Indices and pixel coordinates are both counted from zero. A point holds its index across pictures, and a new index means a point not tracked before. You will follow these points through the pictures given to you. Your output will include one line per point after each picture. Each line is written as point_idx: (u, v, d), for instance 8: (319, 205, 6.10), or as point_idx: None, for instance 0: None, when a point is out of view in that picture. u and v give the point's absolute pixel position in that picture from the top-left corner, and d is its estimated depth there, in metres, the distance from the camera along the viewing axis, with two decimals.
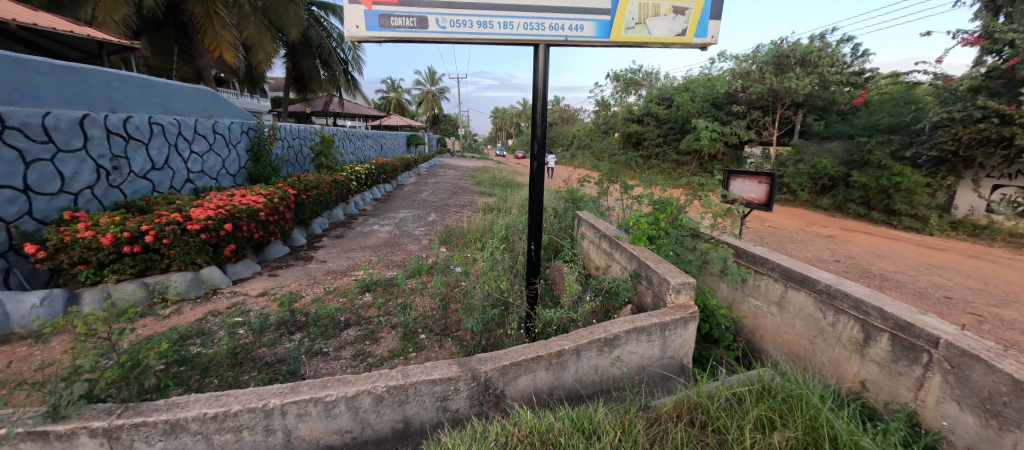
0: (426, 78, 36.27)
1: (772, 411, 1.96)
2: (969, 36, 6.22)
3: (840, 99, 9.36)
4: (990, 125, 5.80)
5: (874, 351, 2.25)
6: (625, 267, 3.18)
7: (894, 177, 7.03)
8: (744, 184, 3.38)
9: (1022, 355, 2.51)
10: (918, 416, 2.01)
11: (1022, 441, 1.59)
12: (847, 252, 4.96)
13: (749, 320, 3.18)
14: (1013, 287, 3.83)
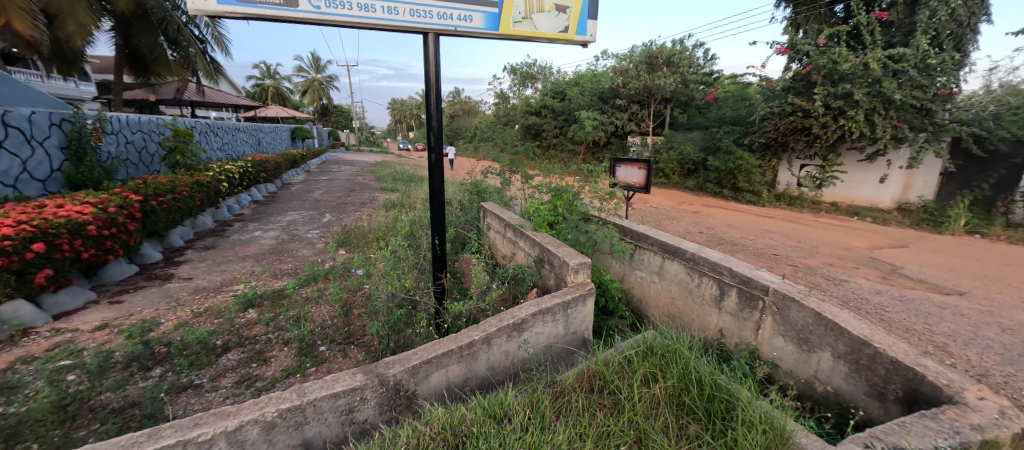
0: (312, 64, 32.64)
1: (655, 366, 2.24)
2: (781, 46, 7.76)
3: (697, 95, 11.03)
4: (797, 118, 7.43)
5: (726, 303, 2.73)
6: (528, 253, 3.31)
7: (737, 161, 8.57)
8: (628, 171, 3.78)
9: (820, 293, 3.31)
10: (757, 351, 2.54)
11: (822, 358, 2.21)
12: (708, 224, 5.91)
13: (636, 290, 3.58)
14: (814, 242, 5.01)
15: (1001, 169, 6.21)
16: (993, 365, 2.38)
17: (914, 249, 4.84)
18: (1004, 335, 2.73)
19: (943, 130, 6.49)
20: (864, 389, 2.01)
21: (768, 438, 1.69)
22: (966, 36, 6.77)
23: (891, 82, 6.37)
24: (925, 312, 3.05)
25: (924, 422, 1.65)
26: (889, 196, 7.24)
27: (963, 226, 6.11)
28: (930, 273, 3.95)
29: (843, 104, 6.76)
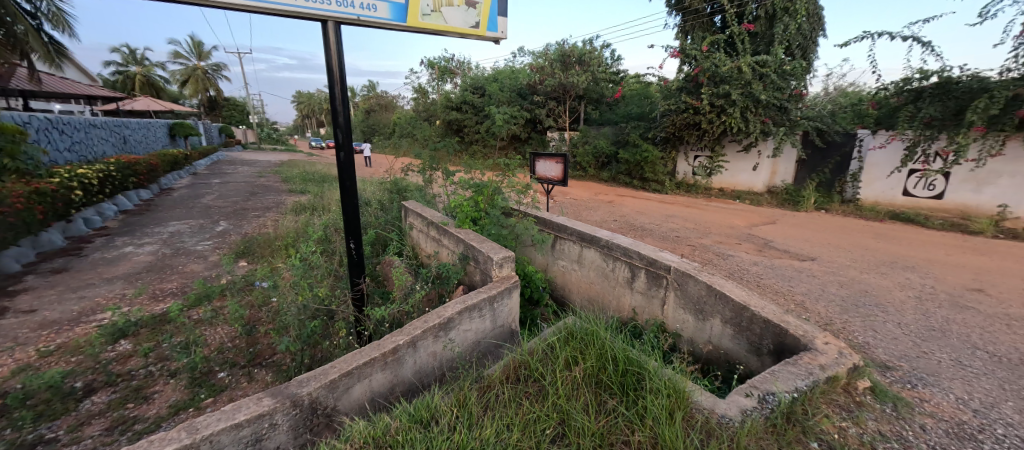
0: (194, 50, 28.23)
1: (575, 350, 2.36)
2: (674, 50, 8.68)
3: (606, 93, 11.82)
4: (689, 114, 8.37)
5: (637, 283, 2.99)
6: (452, 251, 3.26)
7: (643, 154, 9.39)
8: (546, 165, 3.93)
9: (711, 267, 3.81)
10: (664, 324, 2.84)
11: (713, 325, 2.55)
12: (620, 212, 6.41)
13: (559, 279, 3.75)
14: (706, 223, 5.73)
15: (837, 156, 7.69)
16: (834, 314, 2.96)
17: (780, 225, 5.79)
18: (842, 289, 3.41)
19: (796, 124, 7.73)
20: (745, 347, 2.38)
21: (673, 402, 1.91)
22: (810, 47, 8.22)
23: (758, 85, 7.55)
24: (788, 276, 3.67)
25: (788, 368, 2.08)
26: (761, 181, 8.63)
27: (814, 204, 7.48)
28: (791, 243, 4.76)
29: (724, 102, 7.81)
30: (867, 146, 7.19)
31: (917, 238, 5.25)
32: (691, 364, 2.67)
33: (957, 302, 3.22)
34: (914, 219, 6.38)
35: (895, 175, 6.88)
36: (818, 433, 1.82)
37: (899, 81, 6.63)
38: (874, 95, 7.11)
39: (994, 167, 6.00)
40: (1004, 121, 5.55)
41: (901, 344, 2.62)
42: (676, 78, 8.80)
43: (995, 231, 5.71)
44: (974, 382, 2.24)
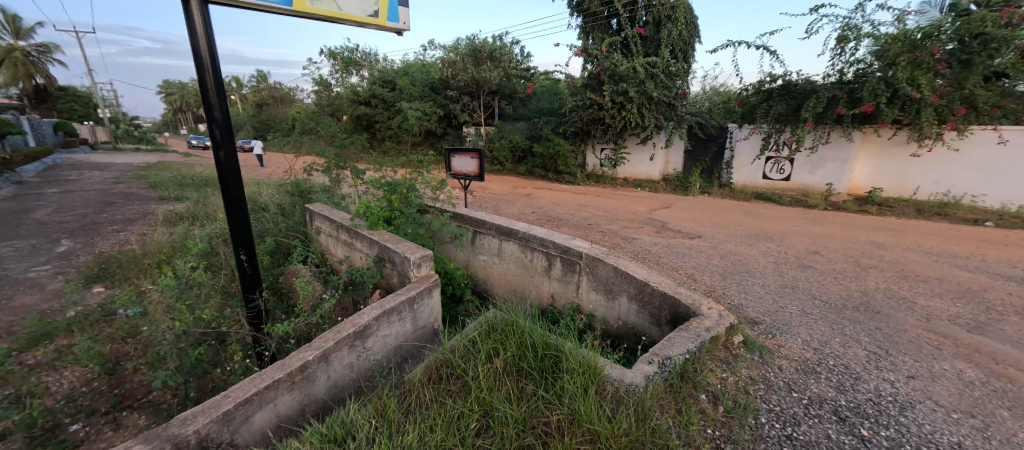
0: (8, 26, 22.22)
1: (496, 341, 2.40)
2: (578, 49, 9.22)
3: (518, 89, 12.12)
4: (594, 110, 8.97)
5: (553, 271, 3.14)
6: (367, 254, 3.09)
7: (556, 147, 9.86)
8: (462, 160, 3.91)
9: (618, 250, 4.17)
10: (578, 306, 3.04)
11: (620, 302, 2.81)
12: (538, 204, 6.67)
13: (480, 273, 3.77)
14: (613, 210, 6.25)
15: (714, 146, 9.05)
16: (716, 282, 3.46)
17: (674, 208, 6.53)
18: (722, 261, 3.98)
19: (683, 119, 8.71)
20: (648, 319, 2.67)
21: (586, 378, 2.05)
22: (689, 51, 9.33)
23: (651, 83, 8.28)
24: (681, 252, 4.17)
25: (682, 333, 2.38)
26: (657, 170, 9.57)
27: (699, 188, 8.61)
28: (682, 224, 5.41)
29: (623, 99, 8.50)
30: (735, 138, 8.51)
31: (775, 214, 6.35)
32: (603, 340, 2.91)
33: (802, 263, 3.98)
34: (772, 198, 7.71)
35: (756, 162, 8.26)
36: (704, 386, 2.16)
37: (756, 83, 7.93)
38: (738, 95, 8.40)
39: (822, 153, 7.59)
40: (829, 118, 7.10)
41: (764, 301, 3.15)
42: (582, 75, 9.30)
43: (827, 205, 7.17)
44: (814, 326, 2.81)
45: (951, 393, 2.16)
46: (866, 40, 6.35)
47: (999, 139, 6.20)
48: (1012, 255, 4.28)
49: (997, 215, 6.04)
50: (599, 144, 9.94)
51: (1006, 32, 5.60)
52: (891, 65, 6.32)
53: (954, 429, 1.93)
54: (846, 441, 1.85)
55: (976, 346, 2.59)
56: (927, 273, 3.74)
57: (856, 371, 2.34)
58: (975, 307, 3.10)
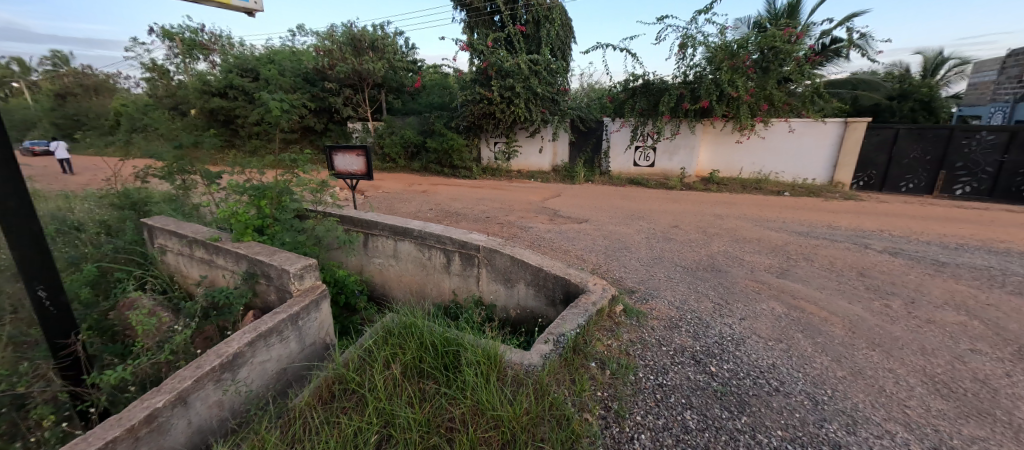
0: None
1: (393, 347, 2.29)
2: (463, 43, 9.18)
3: (406, 82, 11.53)
4: (483, 104, 9.08)
5: (453, 267, 3.15)
6: (233, 271, 2.69)
7: (449, 142, 9.65)
8: (345, 159, 3.64)
9: (515, 239, 4.36)
10: (480, 297, 3.12)
11: (517, 288, 2.96)
12: (436, 201, 6.55)
13: (377, 277, 3.57)
14: (510, 201, 6.49)
15: (593, 138, 9.78)
16: (600, 259, 3.86)
17: (564, 196, 7.05)
18: (605, 240, 4.45)
19: (565, 114, 9.33)
20: (543, 301, 2.88)
21: (486, 367, 2.09)
22: (567, 50, 10.02)
23: (535, 80, 8.75)
24: (571, 236, 4.54)
25: (573, 311, 2.62)
26: (547, 162, 10.15)
27: (584, 177, 9.42)
28: (571, 210, 5.88)
29: (511, 95, 8.79)
30: (609, 130, 9.51)
31: (646, 196, 7.31)
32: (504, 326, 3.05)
33: (666, 236, 4.68)
34: (642, 182, 8.90)
35: (628, 151, 9.44)
36: (593, 354, 2.39)
37: (623, 82, 8.99)
38: (610, 92, 9.40)
39: (676, 142, 8.99)
40: (679, 113, 8.47)
41: (639, 272, 3.64)
42: (470, 70, 9.39)
43: (682, 185, 8.57)
44: (676, 288, 3.34)
45: (766, 326, 2.81)
46: (700, 47, 7.68)
47: (789, 128, 8.20)
48: (800, 217, 5.68)
49: (792, 187, 8.03)
50: (492, 138, 10.15)
51: (789, 46, 7.27)
52: (718, 69, 7.80)
53: (769, 353, 2.52)
54: (701, 379, 2.26)
55: (781, 287, 3.39)
56: (751, 235, 4.75)
57: (705, 320, 2.86)
58: (780, 257, 4.04)
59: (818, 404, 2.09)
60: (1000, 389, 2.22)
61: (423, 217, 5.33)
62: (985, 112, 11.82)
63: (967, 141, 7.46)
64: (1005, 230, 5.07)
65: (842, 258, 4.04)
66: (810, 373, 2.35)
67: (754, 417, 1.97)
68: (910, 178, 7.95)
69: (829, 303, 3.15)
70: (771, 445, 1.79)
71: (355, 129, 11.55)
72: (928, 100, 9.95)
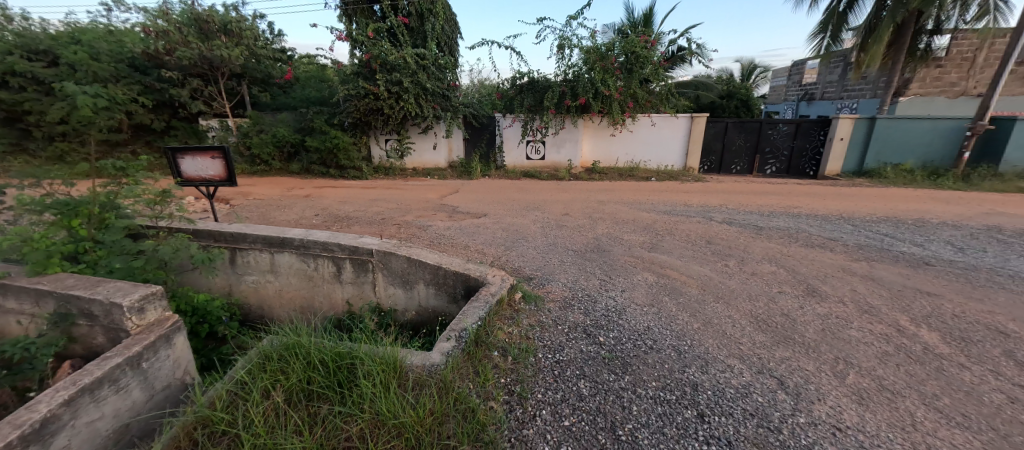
0: None
1: (274, 372, 2.03)
2: (340, 33, 8.49)
3: (274, 73, 10.17)
4: (370, 100, 8.49)
5: (345, 275, 3.17)
6: (34, 317, 2.09)
7: (333, 140, 8.71)
8: (198, 162, 3.34)
9: (412, 239, 4.26)
10: (379, 305, 3.22)
11: (412, 289, 3.09)
12: (323, 205, 5.97)
13: (255, 293, 3.42)
14: (406, 201, 6.26)
15: (487, 134, 10.09)
16: (499, 251, 4.00)
17: (462, 193, 7.07)
18: (503, 233, 4.62)
19: (457, 110, 9.34)
20: (440, 298, 3.02)
21: (385, 376, 1.99)
22: (453, 46, 9.96)
23: (423, 75, 8.51)
24: (470, 232, 4.60)
25: (474, 305, 2.70)
26: (443, 158, 10.13)
27: (481, 172, 9.54)
28: (470, 206, 5.95)
29: (399, 89, 8.41)
30: (502, 125, 9.86)
31: (540, 188, 7.72)
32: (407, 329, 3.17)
33: (558, 224, 5.05)
34: (535, 175, 9.42)
35: (521, 145, 9.93)
36: (495, 344, 2.46)
37: (511, 78, 9.60)
38: (499, 88, 9.89)
39: (562, 136, 9.75)
40: (562, 108, 9.22)
41: (535, 259, 3.86)
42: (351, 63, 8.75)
43: (570, 176, 9.34)
44: (568, 270, 3.64)
45: (641, 295, 3.26)
46: (575, 49, 8.42)
47: (651, 122, 9.55)
48: (664, 198, 6.67)
49: (656, 173, 9.36)
50: (382, 135, 9.63)
51: (646, 51, 8.52)
52: (592, 69, 8.72)
53: (644, 318, 2.92)
54: (591, 350, 2.50)
55: (651, 260, 3.95)
56: (627, 217, 5.41)
57: (594, 296, 3.19)
58: (650, 234, 4.69)
59: (682, 354, 2.50)
60: (796, 318, 2.96)
61: (307, 226, 4.81)
62: (782, 109, 15.41)
63: (771, 131, 9.63)
64: (798, 199, 6.69)
65: (695, 231, 4.86)
66: (675, 329, 2.79)
67: (635, 375, 2.27)
68: (738, 161, 9.95)
69: (685, 268, 3.78)
70: (648, 396, 2.08)
71: (209, 126, 9.97)
72: (746, 100, 12.59)
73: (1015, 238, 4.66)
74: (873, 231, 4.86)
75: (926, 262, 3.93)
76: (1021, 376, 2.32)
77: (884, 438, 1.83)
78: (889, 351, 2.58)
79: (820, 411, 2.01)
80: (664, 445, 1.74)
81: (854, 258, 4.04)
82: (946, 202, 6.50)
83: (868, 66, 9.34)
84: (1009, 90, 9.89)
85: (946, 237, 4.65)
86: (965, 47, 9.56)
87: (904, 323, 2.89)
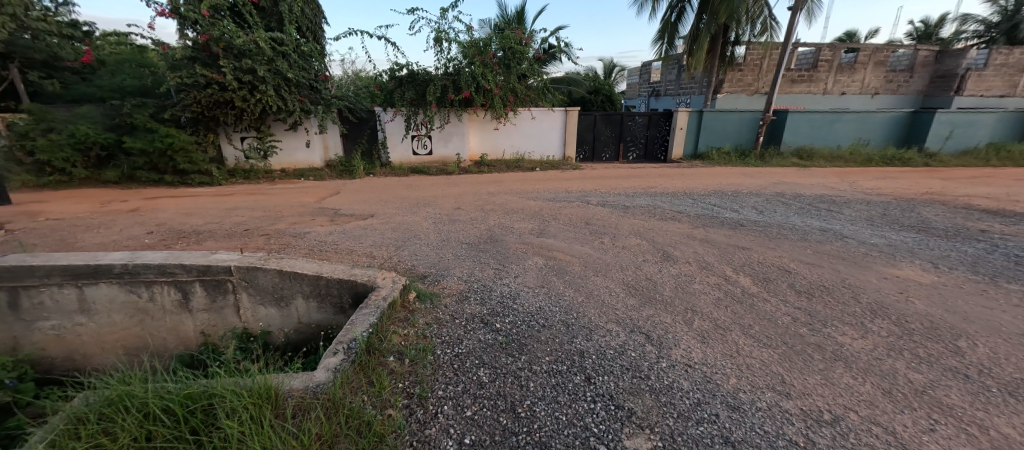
0: None
1: (93, 438, 1.60)
2: (161, 7, 6.95)
3: (63, 55, 7.80)
4: (214, 90, 7.16)
5: (196, 302, 3.02)
6: None
7: (165, 139, 7.07)
8: None
9: (284, 249, 3.80)
10: (248, 331, 3.15)
11: (279, 308, 3.02)
12: (157, 220, 4.88)
13: (70, 332, 3.11)
14: (273, 208, 5.52)
15: (368, 129, 9.54)
16: (389, 252, 3.84)
17: (344, 194, 6.53)
18: (393, 232, 4.43)
19: (330, 103, 8.57)
20: (318, 309, 2.97)
21: (256, 409, 1.70)
22: (318, 32, 8.89)
23: (282, 62, 7.53)
24: (356, 234, 4.29)
25: (363, 313, 2.56)
26: (318, 157, 9.17)
27: (363, 171, 8.90)
28: (355, 208, 5.55)
29: (252, 79, 7.27)
30: (383, 119, 9.33)
31: (428, 184, 7.57)
32: (286, 352, 3.13)
33: (451, 218, 5.05)
34: (424, 171, 9.21)
35: (405, 141, 9.58)
36: (389, 349, 2.35)
37: (389, 70, 9.13)
38: (376, 80, 9.33)
39: (449, 130, 9.72)
40: (446, 102, 9.16)
41: (429, 256, 3.80)
42: (180, 45, 7.27)
43: (460, 170, 9.39)
44: (463, 264, 3.68)
45: (533, 278, 3.48)
46: (452, 42, 8.43)
47: (532, 115, 10.21)
48: (548, 187, 7.18)
49: (540, 163, 10.01)
50: (234, 132, 8.27)
51: (521, 47, 9.05)
52: (472, 63, 8.87)
53: (536, 299, 3.13)
54: (489, 338, 2.58)
55: (538, 244, 4.24)
56: (515, 207, 5.68)
57: (489, 285, 3.30)
58: (537, 221, 5.01)
59: (570, 326, 2.75)
60: (656, 280, 3.51)
61: (138, 247, 3.87)
62: (637, 104, 17.89)
63: (630, 122, 11.13)
64: (653, 181, 7.88)
65: (576, 214, 5.35)
66: (563, 305, 3.06)
67: (530, 354, 2.42)
68: (606, 150, 11.25)
69: (569, 249, 4.16)
70: (543, 370, 2.24)
71: None
72: (609, 95, 14.82)
73: (789, 200, 6.30)
74: (705, 203, 6.01)
75: (740, 224, 5.04)
76: (797, 301, 3.17)
77: (720, 365, 2.32)
78: (720, 296, 3.26)
79: (676, 354, 2.44)
80: (557, 412, 1.89)
81: (694, 226, 4.95)
82: (752, 176, 8.41)
83: (695, 69, 11.39)
84: (784, 90, 13.20)
85: (751, 204, 6.03)
86: (756, 55, 12.41)
87: (729, 273, 3.68)
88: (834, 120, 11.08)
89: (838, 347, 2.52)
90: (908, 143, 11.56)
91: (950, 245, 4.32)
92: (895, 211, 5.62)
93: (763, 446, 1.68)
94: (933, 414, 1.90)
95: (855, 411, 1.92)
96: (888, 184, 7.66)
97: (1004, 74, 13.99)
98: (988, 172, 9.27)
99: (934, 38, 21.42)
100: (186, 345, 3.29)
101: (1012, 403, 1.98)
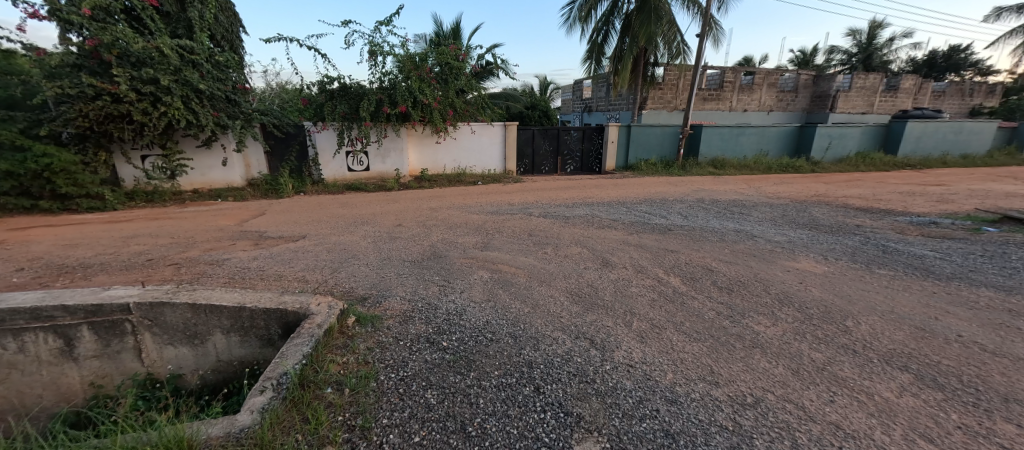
0: None
1: None
2: (33, 8, 6.02)
3: None
4: (106, 102, 6.28)
5: (84, 348, 2.60)
6: None
7: (37, 158, 5.98)
8: None
9: (198, 279, 3.41)
10: (152, 376, 2.79)
11: (191, 347, 2.69)
12: (30, 254, 4.12)
13: None
14: (185, 233, 4.95)
15: (296, 144, 8.95)
16: (325, 274, 3.61)
17: (270, 215, 6.03)
18: (329, 254, 4.17)
19: (251, 117, 7.93)
20: (239, 344, 2.69)
21: None
22: (235, 41, 8.22)
23: (192, 72, 6.84)
24: (286, 258, 3.98)
25: (294, 342, 2.37)
26: (238, 175, 8.41)
27: (293, 189, 8.31)
28: (283, 229, 5.15)
29: (155, 89, 6.50)
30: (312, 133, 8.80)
31: (365, 201, 7.27)
32: (200, 395, 2.81)
33: (392, 236, 4.88)
34: (360, 187, 8.85)
35: (339, 156, 9.14)
36: (326, 380, 2.18)
37: (319, 83, 8.72)
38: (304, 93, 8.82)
39: (387, 144, 9.44)
40: (381, 117, 8.88)
41: (369, 277, 3.64)
42: (59, 51, 6.30)
43: (399, 186, 9.16)
44: (406, 282, 3.57)
45: (479, 292, 3.47)
46: (387, 56, 8.29)
47: (471, 130, 10.30)
48: (489, 200, 7.23)
49: (481, 177, 10.10)
50: (133, 150, 7.32)
51: (457, 63, 9.16)
52: (408, 78, 8.78)
53: (483, 314, 3.12)
54: (435, 358, 2.50)
55: (483, 258, 4.25)
56: (458, 222, 5.64)
57: (434, 303, 3.22)
58: (480, 235, 5.02)
59: (517, 338, 2.78)
60: (597, 287, 3.68)
61: (1, 290, 3.21)
62: (572, 118, 18.80)
63: (567, 136, 11.66)
64: (590, 191, 8.29)
65: (518, 227, 5.45)
66: (510, 317, 3.09)
67: (478, 369, 2.39)
68: (545, 163, 11.66)
69: (513, 261, 4.22)
70: (492, 385, 2.23)
71: None
72: (546, 110, 15.51)
73: (708, 205, 6.98)
74: (637, 211, 6.46)
75: (668, 229, 5.47)
76: (718, 297, 3.51)
77: (658, 363, 2.48)
78: (654, 297, 3.51)
79: (618, 356, 2.57)
80: (508, 426, 1.89)
81: (628, 233, 5.29)
82: (675, 185, 9.20)
83: (621, 87, 12.32)
84: (698, 107, 14.74)
85: (676, 210, 6.59)
86: (674, 76, 13.77)
87: (661, 275, 3.97)
88: (740, 133, 12.53)
89: (754, 336, 2.82)
90: (799, 153, 13.41)
91: (835, 240, 5.07)
92: (790, 212, 6.48)
93: (698, 434, 1.81)
94: (831, 387, 2.19)
95: (772, 392, 2.15)
96: (785, 189, 8.84)
97: (864, 95, 16.93)
98: (857, 176, 11.10)
99: (811, 64, 25.34)
100: (70, 400, 2.80)
101: (889, 371, 2.36)
